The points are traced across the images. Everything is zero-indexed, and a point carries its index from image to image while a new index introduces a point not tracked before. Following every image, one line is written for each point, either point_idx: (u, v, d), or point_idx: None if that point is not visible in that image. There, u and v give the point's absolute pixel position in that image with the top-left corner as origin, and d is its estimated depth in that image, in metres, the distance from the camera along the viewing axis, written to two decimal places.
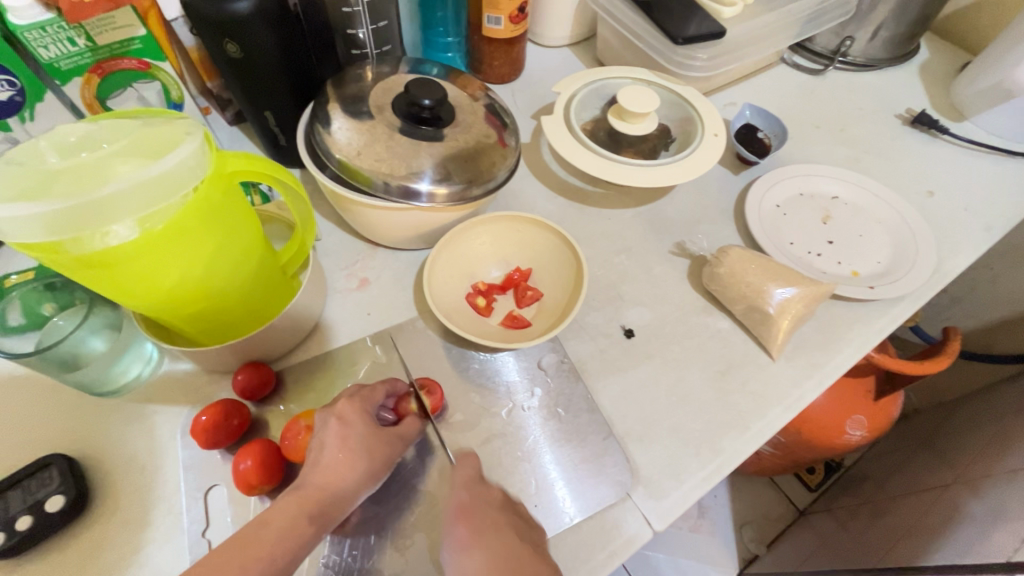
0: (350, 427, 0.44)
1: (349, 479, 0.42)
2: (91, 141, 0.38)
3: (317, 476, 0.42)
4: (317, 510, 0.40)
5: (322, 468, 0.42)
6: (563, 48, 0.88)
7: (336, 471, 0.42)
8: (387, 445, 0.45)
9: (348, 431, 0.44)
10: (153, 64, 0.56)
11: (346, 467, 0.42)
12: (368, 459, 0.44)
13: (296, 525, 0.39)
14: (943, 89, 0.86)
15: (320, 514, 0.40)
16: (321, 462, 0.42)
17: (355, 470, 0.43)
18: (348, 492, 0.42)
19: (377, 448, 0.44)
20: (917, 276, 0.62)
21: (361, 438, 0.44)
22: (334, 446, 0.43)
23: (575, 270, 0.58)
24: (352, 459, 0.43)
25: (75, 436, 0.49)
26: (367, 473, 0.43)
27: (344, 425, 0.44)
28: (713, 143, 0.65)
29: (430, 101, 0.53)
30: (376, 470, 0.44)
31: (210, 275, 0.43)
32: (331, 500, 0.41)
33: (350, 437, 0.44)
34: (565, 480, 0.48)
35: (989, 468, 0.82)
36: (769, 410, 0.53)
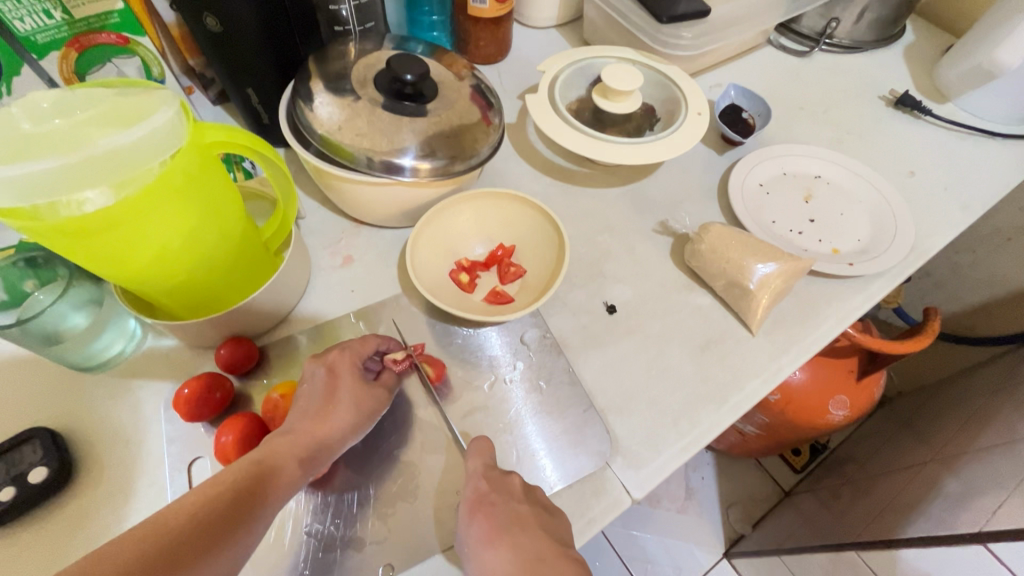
0: (338, 378, 0.47)
1: (336, 427, 0.45)
2: (66, 109, 0.38)
3: (306, 422, 0.44)
4: (306, 454, 0.42)
5: (311, 416, 0.44)
6: (550, 29, 0.88)
7: (324, 419, 0.44)
8: (374, 396, 0.48)
9: (337, 382, 0.47)
10: (132, 39, 0.55)
11: (333, 416, 0.45)
12: (355, 410, 0.46)
13: (288, 466, 0.41)
14: (927, 71, 0.86)
15: (309, 459, 0.42)
16: (310, 411, 0.45)
17: (342, 420, 0.45)
18: (335, 439, 0.44)
19: (364, 400, 0.47)
20: (896, 253, 0.62)
21: (349, 389, 0.46)
22: (322, 396, 0.46)
23: (557, 246, 0.58)
24: (340, 409, 0.45)
25: (58, 410, 0.49)
26: (354, 423, 0.46)
27: (333, 377, 0.47)
28: (696, 121, 0.65)
29: (412, 76, 0.53)
30: (362, 421, 0.46)
31: (191, 247, 0.43)
32: (319, 447, 0.43)
33: (338, 387, 0.46)
34: (546, 451, 0.49)
35: (966, 445, 0.84)
36: (747, 383, 0.54)
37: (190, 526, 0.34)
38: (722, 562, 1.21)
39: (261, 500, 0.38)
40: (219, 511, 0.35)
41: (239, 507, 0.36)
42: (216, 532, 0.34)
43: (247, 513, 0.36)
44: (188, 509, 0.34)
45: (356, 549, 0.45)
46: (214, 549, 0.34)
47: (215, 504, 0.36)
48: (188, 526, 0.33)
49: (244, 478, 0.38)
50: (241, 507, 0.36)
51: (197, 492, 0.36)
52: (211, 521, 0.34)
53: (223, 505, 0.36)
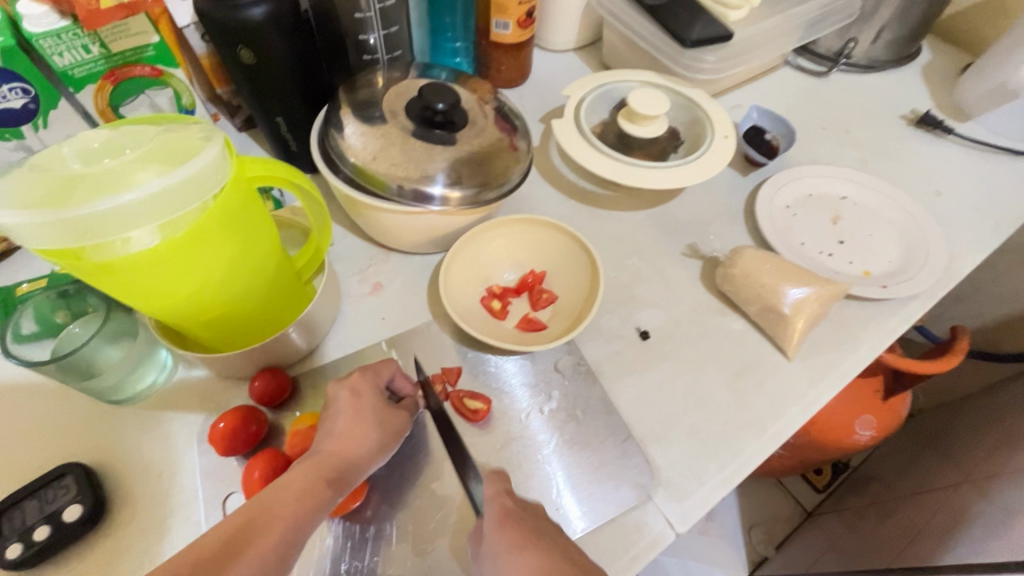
0: (361, 398, 0.46)
1: (364, 448, 0.44)
2: (114, 146, 0.38)
3: (333, 442, 0.43)
4: (334, 475, 0.41)
5: (337, 435, 0.43)
6: (569, 52, 0.88)
7: (350, 438, 0.43)
8: (398, 416, 0.47)
9: (360, 402, 0.46)
10: (166, 71, 0.56)
11: (361, 434, 0.44)
12: (380, 430, 0.45)
13: (313, 487, 0.39)
14: (946, 89, 0.86)
15: (337, 478, 0.41)
16: (335, 431, 0.44)
17: (367, 439, 0.44)
18: (360, 460, 0.43)
19: (388, 420, 0.46)
20: (929, 275, 0.62)
21: (372, 408, 0.46)
22: (347, 415, 0.45)
23: (590, 272, 0.57)
24: (366, 428, 0.44)
25: (91, 445, 0.49)
26: (380, 442, 0.45)
27: (356, 396, 0.46)
28: (723, 144, 0.65)
29: (444, 105, 0.53)
30: (388, 442, 0.45)
31: (229, 282, 0.43)
32: (347, 468, 0.42)
33: (362, 408, 0.45)
34: (587, 483, 0.48)
35: (996, 468, 0.82)
36: (786, 410, 0.53)
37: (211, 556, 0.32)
38: None
39: (288, 527, 0.36)
40: (240, 538, 0.34)
41: (261, 534, 0.35)
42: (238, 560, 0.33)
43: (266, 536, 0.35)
44: (208, 542, 0.33)
45: None
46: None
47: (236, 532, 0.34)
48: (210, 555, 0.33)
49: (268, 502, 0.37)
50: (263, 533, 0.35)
51: (217, 526, 0.35)
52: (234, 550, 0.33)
53: (244, 532, 0.35)
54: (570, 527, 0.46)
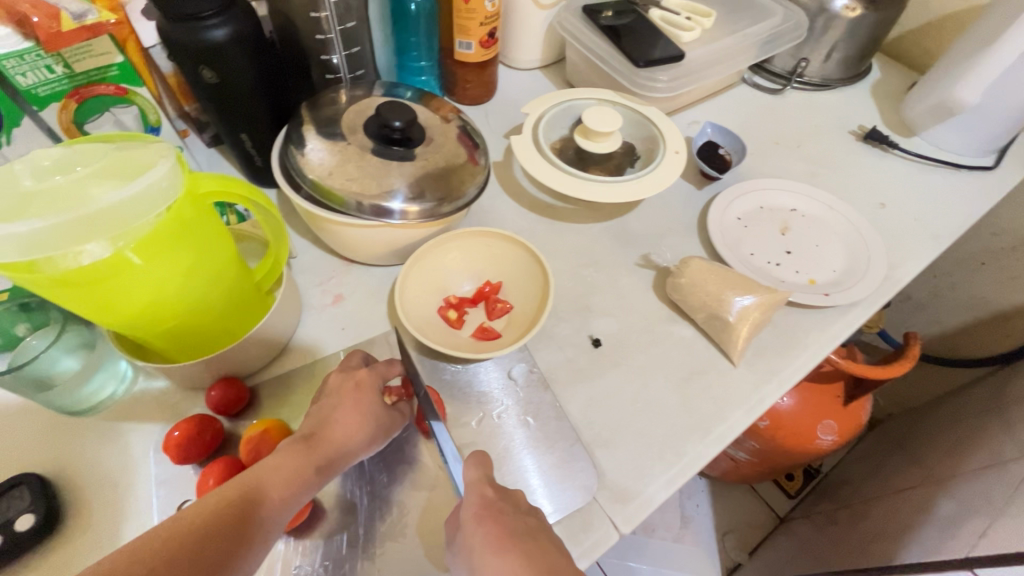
0: (364, 393, 0.49)
1: (357, 440, 0.46)
2: (67, 165, 0.39)
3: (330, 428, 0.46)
4: (325, 462, 0.44)
5: (336, 423, 0.46)
6: (534, 70, 0.91)
7: (347, 429, 0.46)
8: (393, 415, 0.50)
9: (361, 397, 0.49)
10: (131, 90, 0.58)
11: (356, 425, 0.47)
12: (374, 425, 0.48)
13: (302, 471, 0.42)
14: (894, 106, 0.91)
15: (326, 465, 0.44)
16: (334, 419, 0.46)
17: (361, 432, 0.47)
18: (350, 450, 0.46)
19: (383, 417, 0.49)
20: (870, 283, 0.65)
21: (372, 403, 0.49)
22: (348, 406, 0.47)
23: (543, 282, 0.59)
24: (360, 423, 0.47)
25: (48, 455, 0.49)
26: (370, 437, 0.48)
27: (359, 390, 0.49)
28: (675, 159, 0.68)
29: (401, 122, 0.55)
30: (377, 438, 0.48)
31: (185, 292, 0.45)
32: (337, 456, 0.45)
33: (363, 403, 0.48)
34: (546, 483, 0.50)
35: (954, 468, 0.85)
36: (730, 413, 0.55)
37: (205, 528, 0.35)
38: None
39: (273, 508, 0.39)
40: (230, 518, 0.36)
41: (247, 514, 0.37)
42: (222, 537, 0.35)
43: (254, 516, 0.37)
44: (191, 517, 0.35)
45: None
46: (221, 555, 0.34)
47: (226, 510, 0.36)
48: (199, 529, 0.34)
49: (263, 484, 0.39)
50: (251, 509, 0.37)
51: (201, 502, 0.37)
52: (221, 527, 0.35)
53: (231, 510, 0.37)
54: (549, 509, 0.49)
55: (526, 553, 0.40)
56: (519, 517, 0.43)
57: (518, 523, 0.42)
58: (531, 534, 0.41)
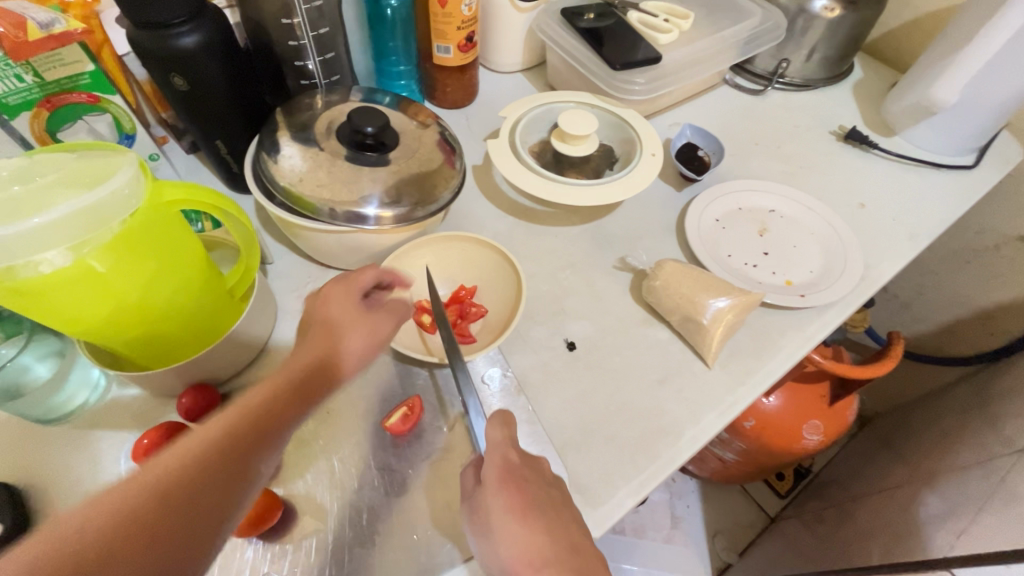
0: (344, 305, 0.48)
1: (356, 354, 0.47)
2: (27, 176, 0.39)
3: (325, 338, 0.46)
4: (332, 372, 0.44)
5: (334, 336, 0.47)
6: (516, 73, 0.92)
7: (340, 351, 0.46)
8: (381, 323, 0.49)
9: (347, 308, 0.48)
10: (103, 98, 0.58)
11: (354, 336, 0.47)
12: (371, 343, 0.48)
13: (304, 386, 0.42)
14: (875, 106, 0.91)
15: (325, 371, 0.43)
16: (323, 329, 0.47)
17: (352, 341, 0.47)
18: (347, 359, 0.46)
19: (376, 329, 0.49)
20: (845, 284, 0.65)
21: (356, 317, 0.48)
22: (338, 329, 0.47)
23: (516, 287, 0.60)
24: (358, 338, 0.47)
25: (18, 465, 0.49)
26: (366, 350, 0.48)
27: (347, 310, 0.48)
28: (651, 161, 0.68)
29: (373, 128, 0.55)
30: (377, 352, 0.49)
31: (152, 300, 0.45)
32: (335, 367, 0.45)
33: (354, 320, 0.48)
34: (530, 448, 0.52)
35: (939, 466, 0.85)
36: (703, 416, 0.55)
37: (227, 438, 0.35)
38: None
39: (282, 420, 0.39)
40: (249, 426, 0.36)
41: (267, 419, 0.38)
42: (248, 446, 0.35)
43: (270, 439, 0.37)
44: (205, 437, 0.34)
45: None
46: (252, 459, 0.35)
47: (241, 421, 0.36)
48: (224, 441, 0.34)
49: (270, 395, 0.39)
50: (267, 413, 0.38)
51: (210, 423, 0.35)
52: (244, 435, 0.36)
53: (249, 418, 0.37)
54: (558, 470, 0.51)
55: (548, 527, 0.41)
56: (541, 488, 0.44)
57: (539, 495, 0.43)
58: (552, 509, 0.43)
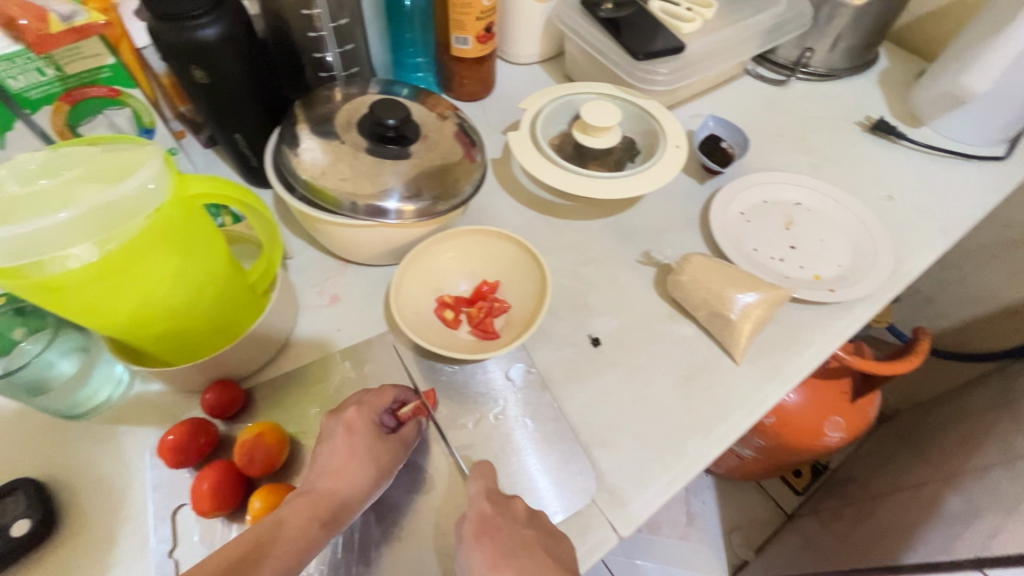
0: (356, 436, 0.47)
1: (357, 484, 0.46)
2: (52, 169, 0.39)
3: (326, 481, 0.45)
4: (327, 515, 0.43)
5: (330, 473, 0.46)
6: (533, 64, 0.90)
7: (345, 472, 0.46)
8: (391, 449, 0.49)
9: (357, 438, 0.47)
10: (123, 91, 0.57)
11: (351, 472, 0.46)
12: (373, 465, 0.47)
13: (308, 528, 0.42)
14: (901, 96, 0.88)
15: (330, 520, 0.43)
16: (329, 468, 0.46)
17: (358, 479, 0.46)
18: (353, 499, 0.45)
19: (381, 456, 0.48)
20: (876, 278, 0.63)
21: (367, 445, 0.47)
22: (341, 454, 0.47)
23: (540, 282, 0.59)
24: (358, 464, 0.46)
25: (44, 460, 0.49)
26: (371, 479, 0.47)
27: (350, 434, 0.48)
28: (675, 153, 0.67)
29: (395, 121, 0.55)
30: (381, 478, 0.47)
31: (177, 296, 0.44)
32: (340, 506, 0.44)
33: (356, 443, 0.47)
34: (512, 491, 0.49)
35: (964, 464, 0.83)
36: (731, 413, 0.54)
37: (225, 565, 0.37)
38: None
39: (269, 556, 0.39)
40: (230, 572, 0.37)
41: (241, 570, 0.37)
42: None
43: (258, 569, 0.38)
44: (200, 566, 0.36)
45: None
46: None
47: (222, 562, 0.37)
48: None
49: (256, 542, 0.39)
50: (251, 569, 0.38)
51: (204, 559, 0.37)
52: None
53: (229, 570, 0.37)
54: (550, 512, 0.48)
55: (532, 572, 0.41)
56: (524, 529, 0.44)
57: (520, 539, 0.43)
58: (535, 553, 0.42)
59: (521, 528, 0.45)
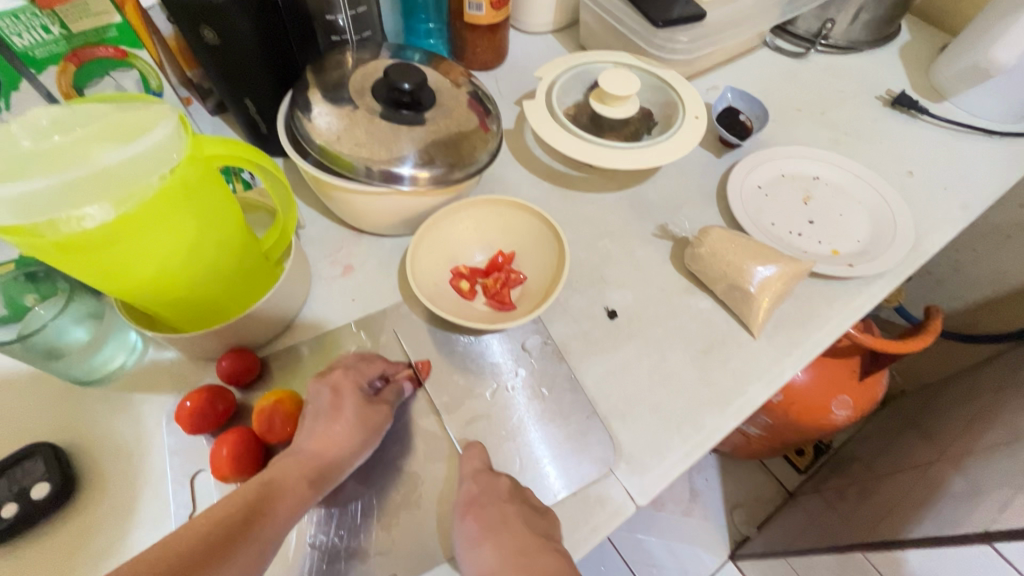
0: (342, 397, 0.47)
1: (344, 444, 0.45)
2: (66, 126, 0.37)
3: (313, 442, 0.45)
4: (315, 474, 0.43)
5: (317, 434, 0.45)
6: (546, 34, 0.88)
7: (332, 435, 0.45)
8: (379, 410, 0.48)
9: (341, 401, 0.47)
10: (130, 52, 0.56)
11: (339, 433, 0.45)
12: (361, 426, 0.46)
13: (297, 486, 0.42)
14: (923, 70, 0.86)
15: (319, 478, 0.43)
16: (316, 430, 0.46)
17: (349, 440, 0.45)
18: (343, 459, 0.45)
19: (369, 417, 0.47)
20: (896, 254, 0.62)
21: (354, 406, 0.47)
22: (328, 415, 0.46)
23: (557, 253, 0.58)
24: (344, 425, 0.46)
25: (61, 425, 0.49)
26: (360, 440, 0.46)
27: (337, 396, 0.48)
28: (694, 125, 0.65)
29: (410, 85, 0.53)
30: (369, 438, 0.47)
31: (192, 260, 0.43)
32: (330, 466, 0.44)
33: (343, 406, 0.47)
34: (519, 473, 0.49)
35: (970, 445, 0.83)
36: (749, 386, 0.54)
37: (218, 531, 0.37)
38: (727, 565, 1.20)
39: (265, 519, 0.39)
40: (226, 535, 0.37)
41: (236, 532, 0.38)
42: (212, 556, 0.36)
43: (253, 533, 0.38)
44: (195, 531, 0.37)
45: (359, 560, 0.45)
46: (220, 569, 0.36)
47: (216, 525, 0.38)
48: (196, 548, 0.36)
49: (250, 503, 0.39)
50: (246, 531, 0.38)
51: (195, 523, 0.37)
52: (220, 546, 0.36)
53: (224, 534, 0.37)
54: (547, 493, 0.48)
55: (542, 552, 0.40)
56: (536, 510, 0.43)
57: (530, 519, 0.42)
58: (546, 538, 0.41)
59: (529, 500, 0.45)
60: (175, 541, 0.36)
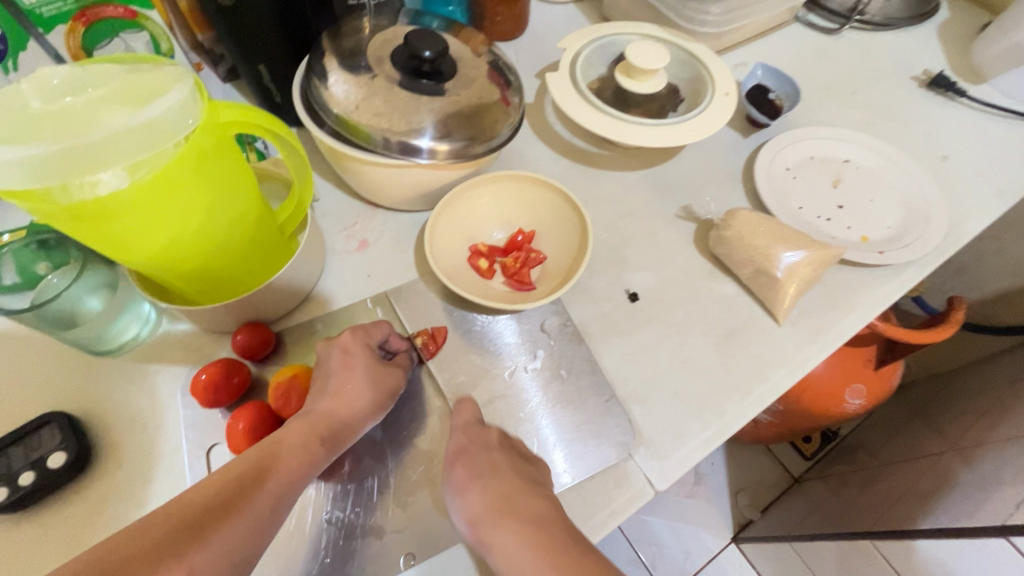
0: (352, 357, 0.47)
1: (356, 406, 0.45)
2: (77, 85, 0.36)
3: (325, 402, 0.44)
4: (327, 433, 0.43)
5: (330, 395, 0.45)
6: (568, 3, 0.84)
7: (344, 396, 0.45)
8: (390, 373, 0.48)
9: (348, 363, 0.47)
10: (140, 13, 0.54)
11: (353, 394, 0.45)
12: (372, 387, 0.46)
13: (307, 445, 0.41)
14: (962, 50, 0.83)
15: (330, 436, 0.43)
16: (328, 391, 0.45)
17: (361, 402, 0.45)
18: (355, 419, 0.45)
19: (380, 378, 0.47)
20: (927, 242, 0.60)
21: (365, 367, 0.46)
22: (339, 375, 0.46)
23: (580, 233, 0.56)
24: (358, 387, 0.45)
25: (77, 394, 0.49)
26: (372, 402, 0.46)
27: (347, 356, 0.47)
28: (723, 102, 0.62)
29: (431, 53, 0.50)
30: (380, 401, 0.46)
31: (207, 229, 0.42)
32: (341, 427, 0.44)
33: (354, 366, 0.46)
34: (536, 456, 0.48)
35: (984, 436, 0.82)
36: (772, 373, 0.53)
37: (233, 490, 0.37)
38: (730, 547, 1.21)
39: (281, 480, 0.39)
40: (237, 491, 0.37)
41: (251, 490, 0.37)
42: (227, 514, 0.35)
43: (267, 490, 0.38)
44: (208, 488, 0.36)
45: (375, 538, 0.44)
46: (234, 525, 0.35)
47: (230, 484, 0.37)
48: (209, 505, 0.35)
49: (263, 461, 0.39)
50: (259, 487, 0.37)
51: (210, 482, 0.37)
52: (232, 501, 0.36)
53: (237, 489, 0.37)
54: (565, 476, 0.47)
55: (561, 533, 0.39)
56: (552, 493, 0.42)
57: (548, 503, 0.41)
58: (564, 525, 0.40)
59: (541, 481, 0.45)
60: (191, 497, 0.36)
